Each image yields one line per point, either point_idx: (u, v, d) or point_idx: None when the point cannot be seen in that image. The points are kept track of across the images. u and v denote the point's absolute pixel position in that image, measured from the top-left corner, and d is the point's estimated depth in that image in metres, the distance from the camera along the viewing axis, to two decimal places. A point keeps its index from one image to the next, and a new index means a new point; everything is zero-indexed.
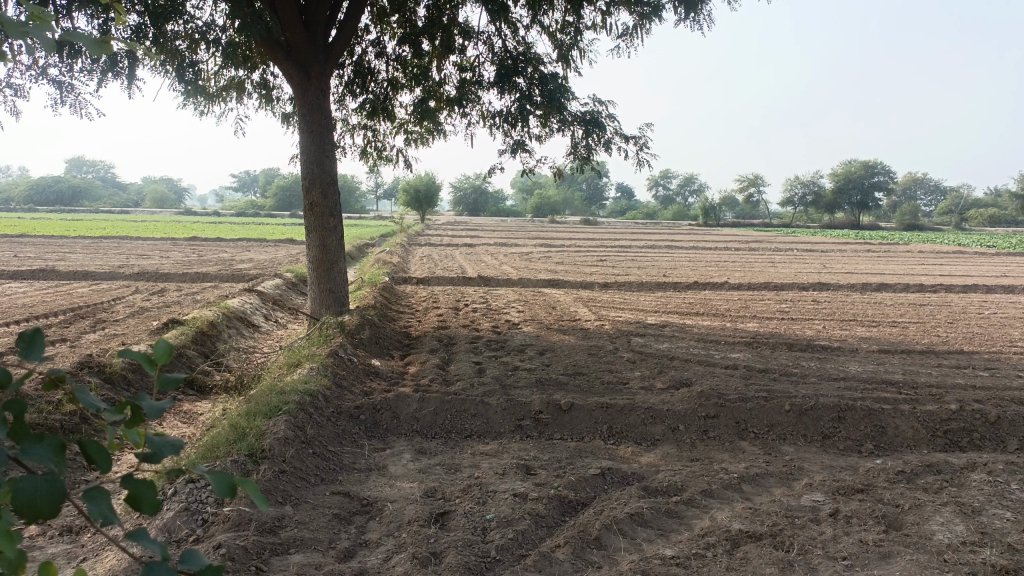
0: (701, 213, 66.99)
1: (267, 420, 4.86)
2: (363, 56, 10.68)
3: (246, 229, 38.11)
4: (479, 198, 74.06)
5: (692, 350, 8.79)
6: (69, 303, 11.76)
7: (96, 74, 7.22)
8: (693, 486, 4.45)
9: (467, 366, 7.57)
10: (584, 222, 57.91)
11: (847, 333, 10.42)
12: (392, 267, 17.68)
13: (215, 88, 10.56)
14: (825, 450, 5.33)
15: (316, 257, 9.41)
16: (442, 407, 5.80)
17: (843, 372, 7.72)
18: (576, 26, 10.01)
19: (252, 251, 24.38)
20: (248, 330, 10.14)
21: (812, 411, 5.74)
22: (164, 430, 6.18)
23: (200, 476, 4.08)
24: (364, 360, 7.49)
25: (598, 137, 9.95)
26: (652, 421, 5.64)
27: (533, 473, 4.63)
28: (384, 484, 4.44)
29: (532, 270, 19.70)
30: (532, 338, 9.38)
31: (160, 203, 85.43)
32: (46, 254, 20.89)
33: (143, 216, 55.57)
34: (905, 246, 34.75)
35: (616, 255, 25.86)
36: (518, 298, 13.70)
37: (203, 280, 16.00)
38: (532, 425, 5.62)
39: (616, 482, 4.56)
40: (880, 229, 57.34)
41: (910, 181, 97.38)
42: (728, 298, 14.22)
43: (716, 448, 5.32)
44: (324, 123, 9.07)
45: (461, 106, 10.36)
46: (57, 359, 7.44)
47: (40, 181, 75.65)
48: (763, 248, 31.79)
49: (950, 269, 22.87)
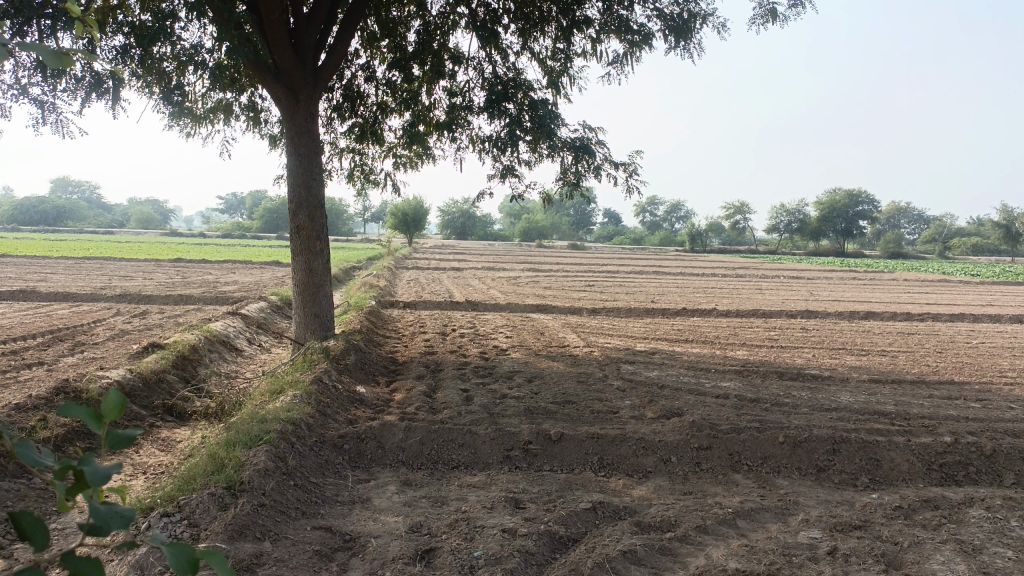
0: (687, 239, 67.26)
1: (247, 451, 4.70)
2: (352, 80, 10.63)
3: (231, 251, 37.85)
4: (467, 222, 74.16)
5: (682, 378, 8.68)
6: (48, 325, 11.53)
7: (79, 93, 7.10)
8: (687, 522, 4.32)
9: (454, 393, 7.42)
10: (572, 247, 58.05)
11: (837, 362, 10.35)
12: (379, 291, 17.52)
13: (202, 109, 10.46)
14: (820, 484, 5.23)
15: (302, 281, 9.27)
16: (429, 436, 5.65)
17: (835, 403, 7.63)
18: (566, 52, 10.01)
19: (237, 273, 24.16)
20: (231, 354, 9.95)
21: (807, 443, 5.63)
22: (141, 458, 5.99)
23: (175, 510, 3.91)
24: (349, 387, 7.33)
25: (588, 163, 9.90)
26: (644, 452, 5.51)
27: (522, 507, 4.49)
28: (368, 517, 4.28)
29: (519, 295, 19.60)
30: (520, 365, 9.25)
31: (145, 224, 84.93)
32: (26, 275, 20.60)
33: (128, 237, 55.16)
34: (890, 274, 34.93)
35: (604, 280, 25.81)
36: (506, 324, 13.57)
37: (187, 302, 15.78)
38: (521, 456, 5.48)
39: (608, 516, 4.43)
40: (864, 257, 57.78)
41: (894, 209, 98.40)
42: (717, 325, 14.15)
43: (709, 480, 5.20)
44: (311, 146, 8.98)
45: (451, 131, 10.31)
46: (33, 383, 7.23)
47: (24, 201, 75.07)
48: (750, 274, 31.86)
49: (935, 298, 22.94)
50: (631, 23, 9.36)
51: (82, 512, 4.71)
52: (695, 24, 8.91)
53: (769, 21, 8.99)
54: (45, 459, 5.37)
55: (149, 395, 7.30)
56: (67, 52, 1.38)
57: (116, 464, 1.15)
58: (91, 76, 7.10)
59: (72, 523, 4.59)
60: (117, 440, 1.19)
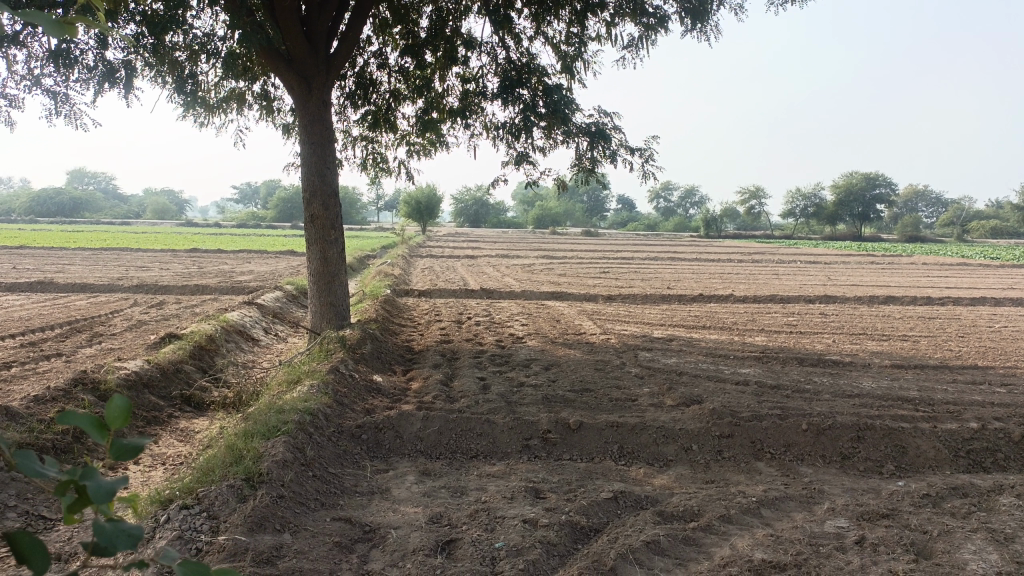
0: (702, 224, 66.83)
1: (264, 442, 4.68)
2: (365, 67, 10.55)
3: (245, 241, 37.95)
4: (481, 210, 74.09)
5: (701, 365, 8.59)
6: (66, 317, 11.58)
7: (92, 83, 7.07)
8: (711, 511, 4.25)
9: (471, 382, 7.37)
10: (586, 234, 57.86)
11: (857, 348, 10.22)
12: (394, 279, 17.50)
13: (215, 99, 10.42)
14: (845, 472, 5.14)
15: (317, 270, 9.24)
16: (447, 426, 5.60)
17: (857, 389, 7.52)
18: (581, 37, 9.88)
19: (252, 263, 24.23)
20: (248, 344, 9.95)
21: (831, 430, 5.54)
22: (159, 450, 5.99)
23: (194, 502, 3.88)
24: (366, 376, 7.30)
25: (604, 148, 9.78)
26: (665, 441, 5.44)
27: (542, 497, 4.43)
28: (388, 508, 4.25)
29: (534, 282, 19.52)
30: (537, 353, 9.19)
31: (161, 215, 85.46)
32: (44, 267, 20.73)
33: (144, 228, 55.54)
34: (908, 258, 34.56)
35: (619, 267, 25.68)
36: (521, 311, 13.52)
37: (203, 292, 15.82)
38: (540, 445, 5.43)
39: (630, 506, 4.37)
40: (881, 241, 57.26)
41: (911, 192, 97.37)
42: (734, 311, 14.03)
43: (731, 469, 5.12)
44: (325, 134, 8.92)
45: (465, 118, 10.22)
46: (51, 375, 7.25)
47: (41, 193, 75.68)
48: (765, 259, 31.62)
49: (955, 281, 22.67)
50: (647, 5, 9.21)
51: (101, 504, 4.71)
52: (711, 7, 8.76)
53: (787, 1, 8.82)
54: (65, 451, 5.37)
55: (166, 386, 7.30)
56: (68, 21, 1.31)
57: (122, 476, 0.99)
58: (105, 66, 7.06)
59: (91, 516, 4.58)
60: (125, 444, 1.10)
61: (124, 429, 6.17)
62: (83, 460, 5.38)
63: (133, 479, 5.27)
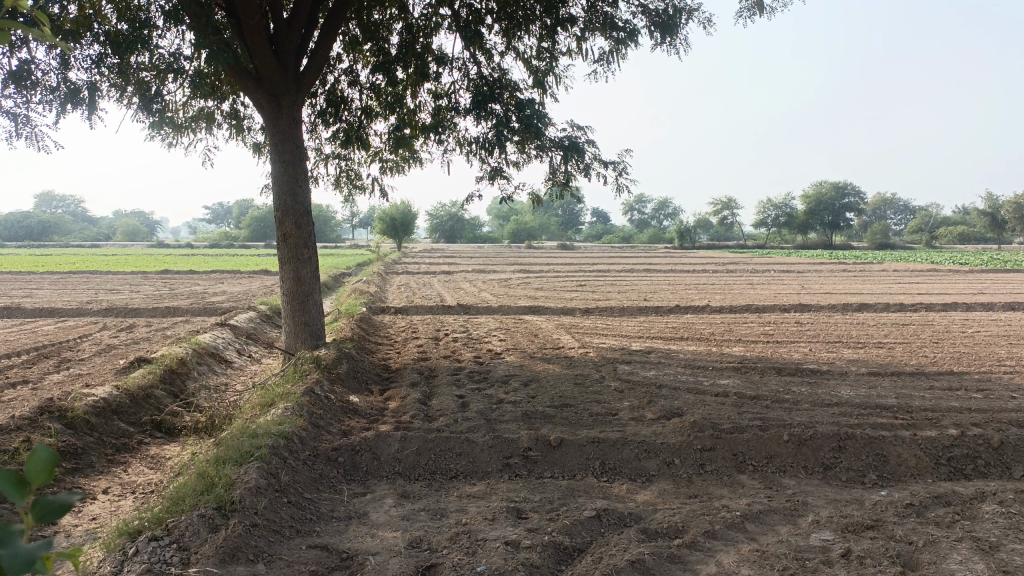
0: (676, 235, 67.31)
1: (237, 468, 4.55)
2: (336, 85, 10.48)
3: (219, 261, 37.53)
4: (456, 225, 74.06)
5: (681, 377, 8.56)
6: (33, 342, 11.31)
7: (56, 104, 6.93)
8: (696, 527, 4.18)
9: (450, 399, 7.27)
10: (561, 247, 57.98)
11: (834, 356, 10.26)
12: (369, 297, 17.34)
13: (183, 118, 10.27)
14: (828, 482, 5.12)
15: (291, 289, 9.10)
16: (425, 446, 5.49)
17: (835, 398, 7.52)
18: (552, 52, 9.90)
19: (225, 283, 23.93)
20: (221, 366, 9.77)
21: (812, 441, 5.51)
22: (129, 478, 5.81)
23: (164, 533, 3.75)
24: (342, 397, 7.17)
25: (578, 162, 9.77)
26: (646, 455, 5.38)
27: (524, 517, 4.34)
28: (365, 534, 4.14)
29: (511, 297, 19.47)
30: (516, 368, 9.12)
31: (132, 237, 84.34)
32: (10, 291, 20.31)
33: (114, 249, 54.86)
34: (879, 265, 35.02)
35: (595, 280, 25.72)
36: (499, 327, 13.44)
37: (175, 314, 15.56)
38: (521, 463, 5.34)
39: (613, 523, 4.29)
40: (852, 249, 58.01)
41: (879, 200, 99.05)
42: (711, 321, 14.07)
43: (714, 483, 5.07)
44: (296, 152, 8.82)
45: (438, 134, 10.17)
46: (16, 403, 7.04)
47: (8, 216, 74.40)
48: (740, 270, 31.83)
49: (925, 288, 22.99)
50: (617, 19, 9.24)
51: (68, 537, 4.54)
52: (681, 20, 8.80)
53: (755, 14, 8.89)
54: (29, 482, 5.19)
55: (136, 412, 7.12)
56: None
57: (46, 542, 0.89)
58: (68, 86, 6.92)
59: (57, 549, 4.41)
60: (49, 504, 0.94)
61: (93, 457, 5.99)
62: (48, 491, 5.20)
63: (101, 510, 5.10)
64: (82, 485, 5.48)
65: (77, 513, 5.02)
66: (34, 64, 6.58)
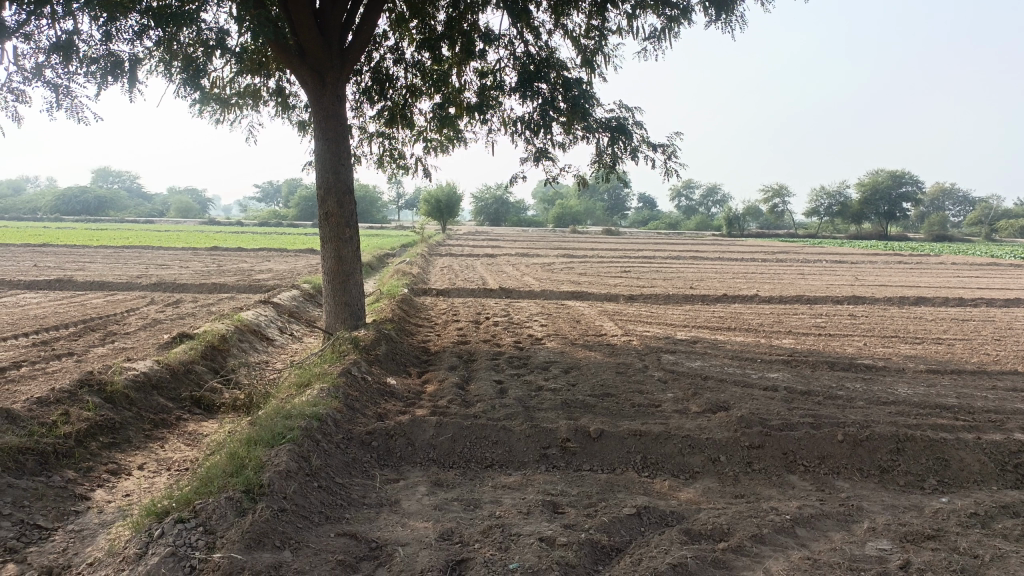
0: (724, 222, 66.11)
1: (268, 450, 4.46)
2: (381, 62, 10.34)
3: (266, 239, 37.99)
4: (501, 208, 73.91)
5: (727, 369, 8.26)
6: (82, 315, 11.48)
7: (98, 77, 6.92)
8: (742, 530, 3.96)
9: (488, 385, 7.12)
10: (607, 232, 57.39)
11: (889, 351, 9.83)
12: (412, 278, 17.28)
13: (229, 94, 10.23)
14: (884, 486, 4.83)
15: (332, 269, 9.02)
16: (461, 433, 5.35)
17: (892, 395, 7.16)
18: (602, 30, 9.60)
19: (272, 261, 24.17)
20: (262, 343, 9.78)
21: (868, 442, 5.21)
22: (166, 454, 5.79)
23: (191, 516, 3.65)
24: (379, 379, 7.08)
25: (626, 145, 9.48)
26: (690, 450, 5.15)
27: (560, 512, 4.16)
28: (396, 522, 4.01)
29: (554, 282, 19.26)
30: (556, 355, 8.93)
31: (184, 213, 86.10)
32: (66, 264, 20.78)
33: (167, 226, 56.04)
34: (937, 258, 33.82)
35: (640, 266, 25.31)
36: (541, 311, 13.25)
37: (221, 291, 15.71)
38: (558, 454, 5.16)
39: (654, 522, 4.09)
40: (907, 240, 56.27)
41: (938, 190, 95.94)
42: (760, 312, 13.67)
43: (762, 482, 4.82)
44: (339, 130, 8.70)
45: (482, 114, 9.97)
46: (60, 375, 7.10)
47: (67, 190, 76.45)
48: (791, 259, 31.07)
49: (986, 282, 22.07)
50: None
51: (100, 515, 4.52)
52: None
53: None
54: (66, 456, 5.18)
55: (176, 387, 7.11)
56: None
57: None
58: (112, 59, 6.90)
59: (89, 525, 4.38)
60: None
61: (130, 432, 5.97)
62: (85, 465, 5.19)
63: (135, 486, 5.09)
64: (119, 461, 5.47)
65: (111, 488, 4.99)
66: (78, 35, 6.55)
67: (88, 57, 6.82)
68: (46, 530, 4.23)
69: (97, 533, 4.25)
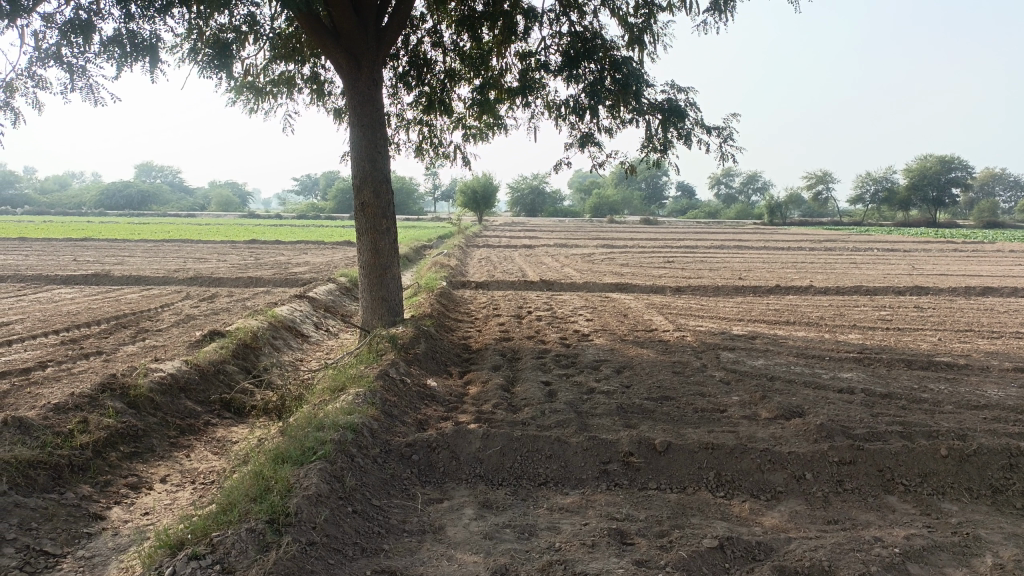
0: (767, 211, 64.51)
1: (297, 470, 3.98)
2: (418, 46, 9.81)
3: (302, 231, 37.97)
4: (538, 198, 73.30)
5: (794, 368, 7.61)
6: (114, 311, 11.16)
7: (117, 56, 6.50)
8: (846, 569, 3.35)
9: (536, 387, 6.57)
10: (645, 221, 56.34)
11: (968, 347, 9.06)
12: (450, 270, 16.79)
13: (263, 82, 9.83)
14: (1000, 511, 4.19)
15: (368, 262, 8.54)
16: (510, 446, 4.81)
17: (983, 399, 6.44)
18: (653, 5, 8.93)
19: (308, 254, 23.86)
20: (297, 340, 9.38)
21: (976, 457, 4.56)
22: (191, 464, 5.37)
23: (207, 551, 3.18)
24: (419, 381, 6.58)
25: (678, 127, 8.82)
26: (771, 467, 4.55)
27: (629, 543, 3.61)
28: (441, 555, 3.50)
29: (597, 273, 18.61)
30: (606, 352, 8.36)
31: (225, 206, 87.09)
32: (105, 258, 20.69)
33: (206, 218, 56.56)
34: (993, 245, 32.39)
35: (684, 257, 24.48)
36: (585, 305, 12.66)
37: (256, 285, 15.37)
38: (620, 470, 4.60)
39: (740, 558, 3.51)
40: (960, 227, 54.38)
41: (989, 176, 92.76)
42: (818, 304, 12.90)
43: (857, 505, 4.22)
44: (376, 116, 8.20)
45: (524, 96, 9.40)
46: (84, 377, 6.73)
47: (111, 186, 77.62)
48: (840, 248, 29.88)
49: None
50: None
51: (114, 538, 4.10)
52: None
53: None
54: (82, 469, 4.76)
55: (205, 389, 6.70)
56: None
57: None
58: (132, 38, 6.48)
59: (102, 550, 3.95)
60: None
61: (154, 440, 5.56)
62: (102, 479, 4.77)
63: (157, 502, 4.67)
64: (140, 473, 5.05)
65: (129, 505, 4.57)
66: (98, 15, 6.16)
67: (110, 38, 6.43)
68: (53, 557, 3.80)
69: (110, 562, 3.81)
